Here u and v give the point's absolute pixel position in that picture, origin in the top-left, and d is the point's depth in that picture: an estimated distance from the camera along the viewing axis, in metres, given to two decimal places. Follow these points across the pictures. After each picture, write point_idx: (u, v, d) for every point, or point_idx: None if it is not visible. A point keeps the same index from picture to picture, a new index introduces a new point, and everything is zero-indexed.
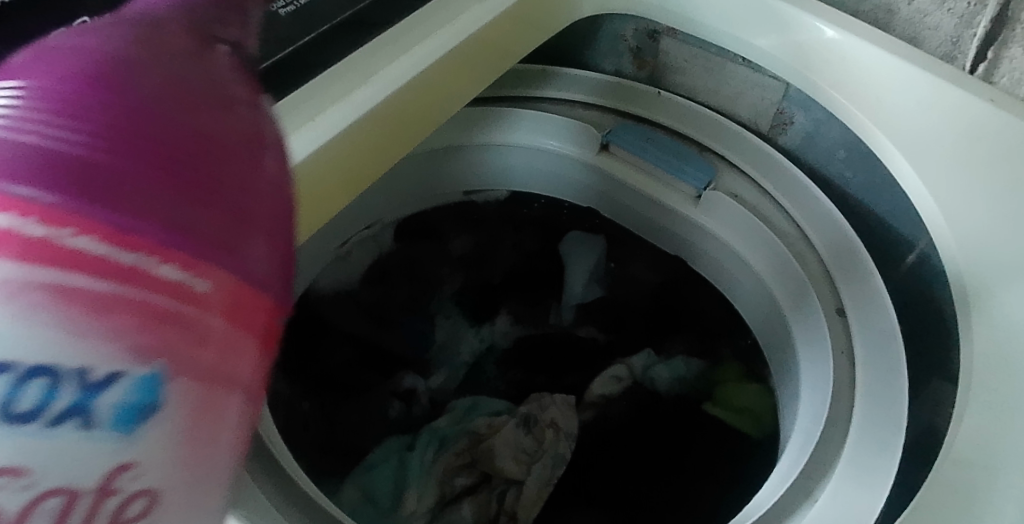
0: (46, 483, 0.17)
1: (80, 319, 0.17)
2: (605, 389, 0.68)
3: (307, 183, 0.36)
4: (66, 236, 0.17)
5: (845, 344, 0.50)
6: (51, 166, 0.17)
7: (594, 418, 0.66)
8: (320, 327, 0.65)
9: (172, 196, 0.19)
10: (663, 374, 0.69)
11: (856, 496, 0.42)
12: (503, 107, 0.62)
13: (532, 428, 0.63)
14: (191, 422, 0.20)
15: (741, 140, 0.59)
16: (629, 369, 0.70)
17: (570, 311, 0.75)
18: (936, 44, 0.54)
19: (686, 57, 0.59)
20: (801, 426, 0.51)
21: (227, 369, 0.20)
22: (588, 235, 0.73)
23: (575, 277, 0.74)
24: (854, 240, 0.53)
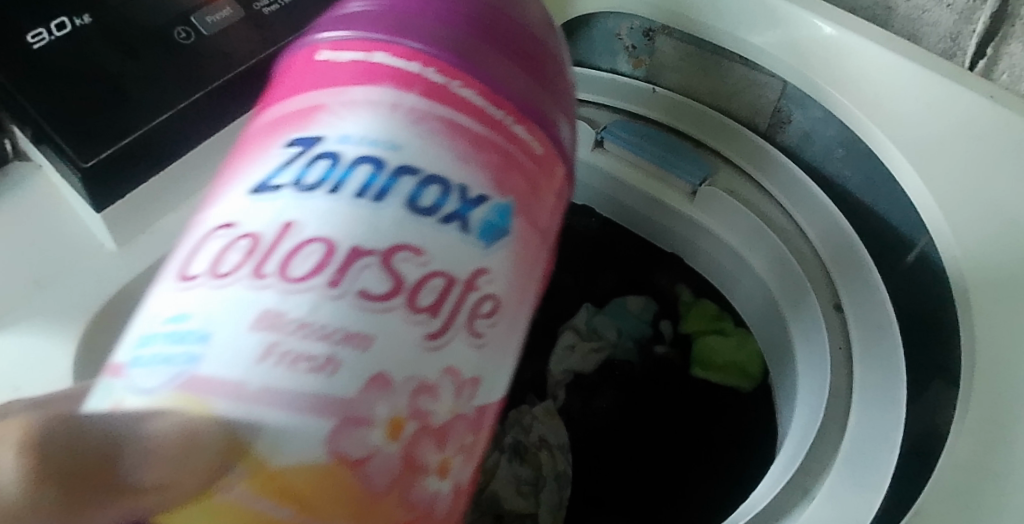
0: (433, 265, 0.25)
1: (459, 126, 0.27)
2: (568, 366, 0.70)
3: None
4: (456, 85, 0.28)
5: (843, 343, 0.49)
6: (444, 36, 0.29)
7: (579, 413, 0.68)
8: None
9: (506, 69, 0.30)
10: (619, 335, 0.71)
11: (856, 493, 0.41)
12: None
13: (525, 456, 0.63)
14: (522, 255, 0.28)
15: (738, 137, 0.57)
16: (577, 333, 0.72)
17: None
18: (935, 41, 0.54)
19: (682, 55, 0.58)
20: (797, 426, 0.51)
21: (543, 207, 0.30)
22: None
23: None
24: (851, 233, 0.52)
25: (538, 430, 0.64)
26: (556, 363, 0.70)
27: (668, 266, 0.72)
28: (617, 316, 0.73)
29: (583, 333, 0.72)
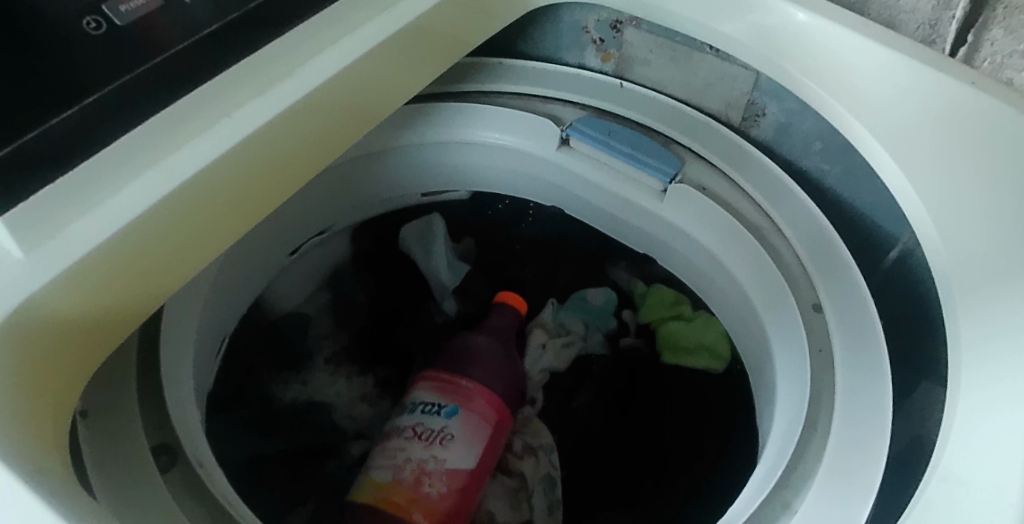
0: None
1: None
2: (543, 366, 0.68)
3: (218, 181, 0.33)
4: None
5: (823, 343, 0.47)
6: None
7: (559, 414, 0.67)
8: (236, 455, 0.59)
9: None
10: (585, 329, 0.71)
11: (836, 509, 0.39)
12: (445, 103, 0.60)
13: (511, 469, 0.63)
14: None
15: (710, 133, 0.57)
16: (546, 330, 0.70)
17: (452, 301, 0.73)
18: (913, 28, 0.51)
19: (652, 46, 0.57)
20: (777, 431, 0.48)
21: None
22: (430, 222, 0.71)
23: (440, 256, 0.73)
24: (829, 230, 0.51)
25: (520, 440, 0.64)
26: (531, 363, 0.68)
27: (619, 253, 0.69)
28: (581, 310, 0.72)
29: (550, 330, 0.71)
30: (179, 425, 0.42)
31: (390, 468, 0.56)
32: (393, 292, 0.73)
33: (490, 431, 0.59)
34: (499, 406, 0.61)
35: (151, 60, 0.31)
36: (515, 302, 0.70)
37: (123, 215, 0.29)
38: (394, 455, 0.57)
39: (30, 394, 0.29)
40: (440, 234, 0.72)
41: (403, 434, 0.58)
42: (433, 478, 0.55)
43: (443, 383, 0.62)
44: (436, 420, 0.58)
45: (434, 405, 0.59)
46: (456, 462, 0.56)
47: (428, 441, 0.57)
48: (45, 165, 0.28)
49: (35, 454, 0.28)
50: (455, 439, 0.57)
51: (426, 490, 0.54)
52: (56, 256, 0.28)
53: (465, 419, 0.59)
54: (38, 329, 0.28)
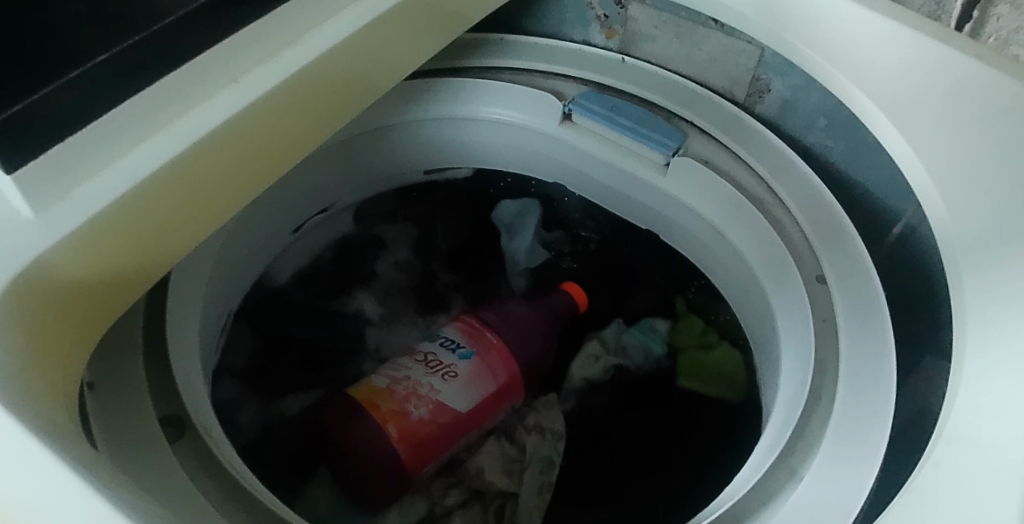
0: None
1: None
2: (585, 369, 0.67)
3: (227, 145, 0.34)
4: None
5: (827, 315, 0.47)
6: None
7: (578, 409, 0.66)
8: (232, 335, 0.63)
9: None
10: (645, 356, 0.68)
11: (840, 478, 0.39)
12: (457, 77, 0.60)
13: (515, 437, 0.62)
14: None
15: (711, 106, 0.57)
16: (602, 344, 0.69)
17: (520, 278, 0.74)
18: (920, 4, 0.51)
19: (657, 22, 0.57)
20: (783, 401, 0.48)
21: None
22: (524, 203, 0.74)
23: (521, 240, 0.74)
24: (832, 202, 0.51)
25: (534, 417, 0.64)
26: (576, 370, 0.68)
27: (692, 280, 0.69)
28: (644, 334, 0.69)
29: (607, 345, 0.69)
30: (185, 394, 0.42)
31: (390, 377, 0.59)
32: (469, 257, 0.76)
33: (496, 384, 0.60)
34: (513, 365, 0.62)
35: (161, 22, 0.30)
36: (577, 293, 0.69)
37: (135, 175, 0.30)
38: (403, 369, 0.59)
39: (38, 353, 0.29)
40: (533, 224, 0.74)
41: (415, 357, 0.61)
42: (421, 401, 0.57)
43: (469, 327, 0.64)
44: (449, 356, 0.61)
45: (452, 343, 0.62)
46: (448, 397, 0.57)
47: (432, 370, 0.59)
48: (53, 124, 0.27)
49: (40, 411, 0.28)
50: (458, 377, 0.59)
51: (408, 409, 0.56)
52: (67, 215, 0.28)
53: (475, 363, 0.60)
54: (48, 286, 0.29)
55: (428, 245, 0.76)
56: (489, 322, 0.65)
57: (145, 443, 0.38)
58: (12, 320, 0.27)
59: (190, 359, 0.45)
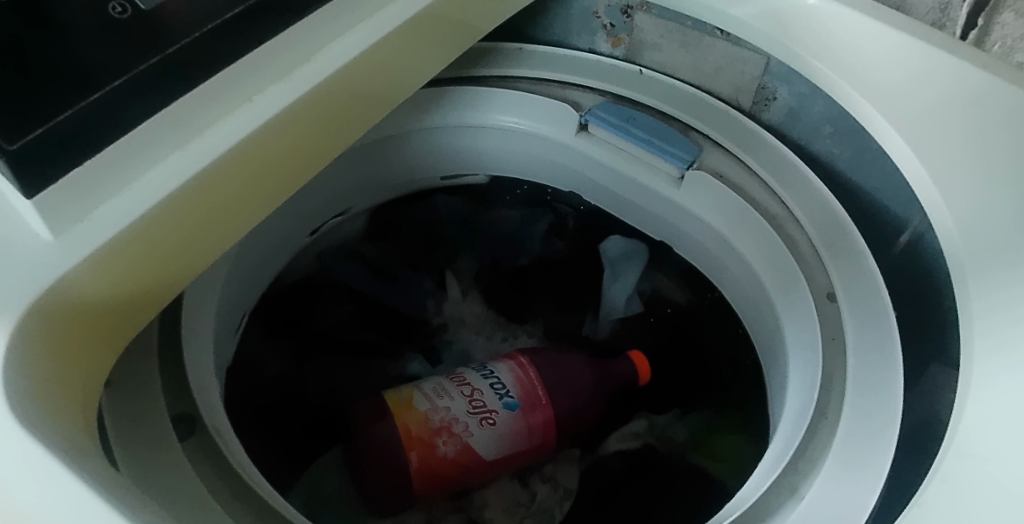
0: None
1: None
2: (620, 441, 0.63)
3: (243, 163, 0.34)
4: None
5: (835, 330, 0.48)
6: None
7: (594, 467, 0.62)
8: (314, 286, 0.67)
9: None
10: (675, 432, 0.62)
11: (847, 489, 0.40)
12: (474, 85, 0.61)
13: (528, 479, 0.63)
14: None
15: (723, 117, 0.58)
16: (649, 424, 0.64)
17: (608, 326, 0.70)
18: (924, 12, 0.51)
19: (662, 31, 0.57)
20: (789, 416, 0.49)
21: None
22: (635, 247, 0.69)
23: (617, 291, 0.70)
24: (843, 216, 0.52)
25: (552, 467, 0.63)
26: (613, 440, 0.63)
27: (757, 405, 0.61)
28: (694, 422, 0.63)
29: (652, 425, 0.64)
30: (201, 405, 0.42)
31: (430, 402, 0.57)
32: (564, 277, 0.73)
33: (529, 436, 0.59)
34: (552, 412, 0.60)
35: (175, 44, 0.30)
36: (640, 362, 0.65)
37: (154, 196, 0.30)
38: (445, 397, 0.58)
39: (60, 379, 0.30)
40: (632, 275, 0.69)
41: (460, 388, 0.58)
42: (451, 439, 0.56)
43: (522, 371, 0.61)
44: (494, 400, 0.58)
45: (502, 388, 0.59)
46: (480, 441, 0.56)
47: (475, 410, 0.57)
48: (73, 146, 0.27)
49: (66, 434, 0.28)
50: (495, 426, 0.57)
51: (435, 444, 0.55)
52: (88, 236, 0.29)
53: (519, 416, 0.58)
54: (70, 307, 0.29)
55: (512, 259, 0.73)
56: (538, 365, 0.62)
57: (161, 457, 0.38)
58: (35, 343, 0.28)
59: (206, 370, 0.46)
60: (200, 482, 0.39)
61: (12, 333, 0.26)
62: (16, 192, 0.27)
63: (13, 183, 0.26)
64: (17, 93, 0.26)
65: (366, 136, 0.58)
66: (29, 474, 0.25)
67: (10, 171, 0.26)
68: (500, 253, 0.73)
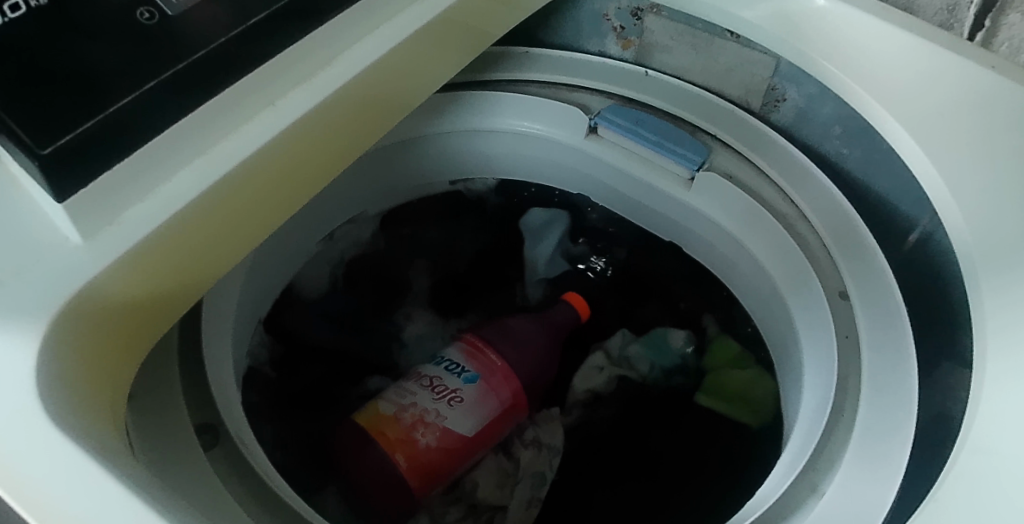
0: None
1: None
2: (586, 383, 0.65)
3: (266, 166, 0.35)
4: None
5: (848, 328, 0.48)
6: None
7: (581, 422, 0.65)
8: (294, 340, 0.63)
9: None
10: (650, 366, 0.66)
11: (864, 488, 0.40)
12: (482, 89, 0.61)
13: (511, 450, 0.61)
14: None
15: (730, 117, 0.58)
16: (607, 355, 0.67)
17: (537, 287, 0.73)
18: (931, 13, 0.52)
19: (672, 34, 0.58)
20: (805, 417, 0.49)
21: None
22: (555, 212, 0.73)
23: (543, 249, 0.72)
24: (854, 217, 0.52)
25: (533, 431, 0.62)
26: (578, 383, 0.66)
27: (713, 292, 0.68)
28: (653, 345, 0.67)
29: (611, 356, 0.67)
30: (222, 408, 0.43)
31: (396, 404, 0.57)
32: (495, 259, 0.74)
33: (500, 402, 0.59)
34: (515, 382, 0.61)
35: (202, 49, 0.30)
36: (577, 304, 0.68)
37: (180, 199, 0.31)
38: (407, 395, 0.57)
39: (89, 382, 0.30)
40: (557, 233, 0.72)
41: (420, 382, 0.59)
42: (428, 429, 0.55)
43: (474, 348, 0.62)
44: (453, 380, 0.59)
45: (456, 366, 0.60)
46: (454, 422, 0.56)
47: (439, 395, 0.57)
48: (105, 151, 0.28)
49: (100, 435, 0.29)
50: (463, 403, 0.57)
51: (416, 438, 0.54)
52: (117, 239, 0.29)
53: (480, 387, 0.59)
54: (99, 310, 0.30)
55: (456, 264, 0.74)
56: (491, 343, 0.63)
57: (185, 458, 0.39)
58: (64, 345, 0.28)
59: (226, 373, 0.46)
60: (228, 495, 0.39)
61: (42, 336, 0.27)
62: (48, 198, 0.28)
63: (46, 189, 0.27)
64: (49, 99, 0.26)
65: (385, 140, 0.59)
66: (58, 480, 0.26)
67: (44, 177, 0.26)
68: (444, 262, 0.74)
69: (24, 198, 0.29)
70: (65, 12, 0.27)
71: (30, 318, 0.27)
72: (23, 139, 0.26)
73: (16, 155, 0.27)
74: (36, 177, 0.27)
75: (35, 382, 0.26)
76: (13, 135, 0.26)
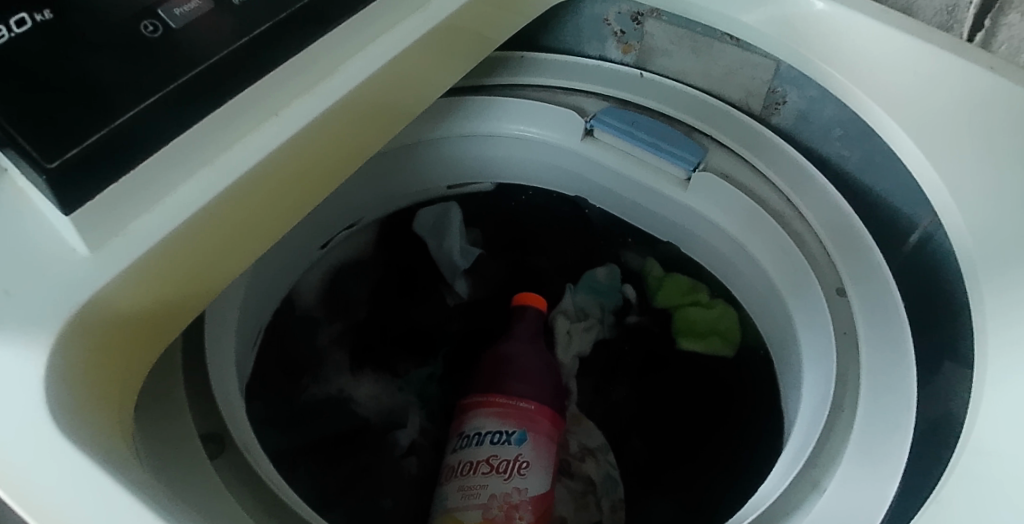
0: None
1: None
2: (568, 350, 0.70)
3: (269, 175, 0.35)
4: None
5: (848, 327, 0.49)
6: None
7: (603, 409, 0.68)
8: (295, 447, 0.61)
9: None
10: (602, 310, 0.73)
11: (866, 485, 0.41)
12: (481, 95, 0.62)
13: (573, 470, 0.64)
14: None
15: (729, 120, 0.59)
16: (567, 317, 0.71)
17: (463, 282, 0.74)
18: (931, 14, 0.52)
19: (672, 37, 0.58)
20: (805, 416, 0.50)
21: None
22: (448, 211, 0.72)
23: (453, 242, 0.73)
24: (849, 214, 0.53)
25: (576, 441, 0.65)
26: (563, 351, 0.70)
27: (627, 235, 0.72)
28: (591, 288, 0.73)
29: (569, 315, 0.72)
30: (226, 415, 0.44)
31: (475, 506, 0.55)
32: (398, 278, 0.73)
33: (553, 444, 0.60)
34: (552, 413, 0.62)
35: (204, 63, 0.30)
36: (533, 301, 0.69)
37: (186, 209, 0.31)
38: (478, 490, 0.56)
39: (94, 391, 0.30)
40: (458, 222, 0.73)
41: (479, 470, 0.57)
42: (520, 509, 0.55)
43: (501, 407, 0.61)
44: (508, 450, 0.57)
45: (501, 435, 0.58)
46: (534, 488, 0.57)
47: (507, 473, 0.56)
48: (111, 165, 0.28)
49: (106, 443, 0.29)
50: (531, 466, 0.57)
51: (517, 523, 0.55)
52: (121, 252, 0.30)
53: (533, 443, 0.59)
54: (106, 320, 0.30)
55: (376, 293, 0.72)
56: (512, 393, 0.62)
57: (191, 463, 0.39)
58: (70, 355, 0.28)
59: (229, 379, 0.47)
60: (232, 498, 0.40)
61: (51, 348, 0.27)
62: (55, 210, 0.28)
63: (53, 201, 0.27)
64: (52, 111, 0.27)
65: (388, 145, 0.59)
66: (61, 487, 0.26)
67: (51, 190, 0.27)
68: (360, 299, 0.71)
69: (26, 210, 0.29)
70: (70, 26, 0.28)
71: (39, 329, 0.27)
72: (28, 150, 0.26)
73: (23, 169, 0.27)
74: (43, 190, 0.27)
75: (43, 392, 0.27)
76: (18, 148, 0.26)
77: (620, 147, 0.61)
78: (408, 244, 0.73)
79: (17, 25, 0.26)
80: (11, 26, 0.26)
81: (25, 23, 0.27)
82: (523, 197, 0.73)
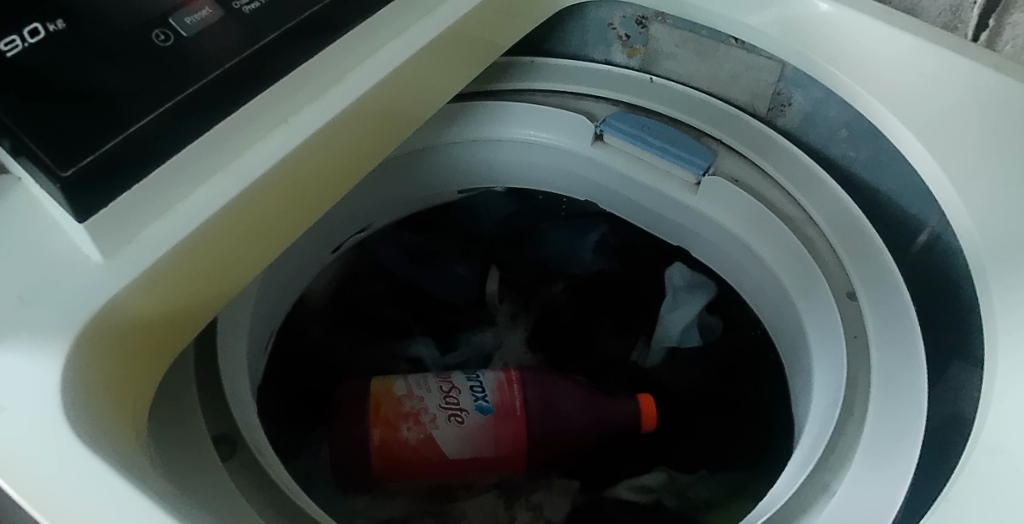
0: None
1: None
2: (630, 488, 0.62)
3: (282, 183, 0.35)
4: None
5: (858, 330, 0.48)
6: None
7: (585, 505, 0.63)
8: (363, 260, 0.70)
9: None
10: (693, 496, 0.61)
11: (877, 486, 0.40)
12: (493, 102, 0.63)
13: (513, 502, 0.65)
14: None
15: (738, 124, 0.59)
16: (669, 480, 0.63)
17: (659, 356, 0.71)
18: (935, 14, 0.52)
19: (677, 41, 0.59)
20: (816, 417, 0.50)
21: None
22: (701, 280, 0.68)
23: (677, 319, 0.68)
24: (860, 219, 0.53)
25: (540, 495, 0.65)
26: (625, 486, 0.63)
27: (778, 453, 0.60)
28: (714, 487, 0.61)
29: (669, 483, 0.63)
30: (239, 421, 0.43)
31: (408, 389, 0.61)
32: (612, 301, 0.74)
33: (493, 451, 0.60)
34: (523, 431, 0.61)
35: (215, 69, 0.31)
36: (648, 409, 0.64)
37: (199, 216, 0.31)
38: (423, 388, 0.61)
39: (109, 397, 0.30)
40: (694, 307, 0.68)
41: (439, 383, 0.61)
42: (415, 426, 0.58)
43: (507, 383, 0.62)
44: (467, 401, 0.60)
45: (480, 391, 0.61)
46: (440, 438, 0.58)
47: (446, 405, 0.59)
48: (124, 173, 0.28)
49: (121, 448, 0.29)
50: (461, 424, 0.59)
51: (399, 429, 0.58)
52: (133, 261, 0.30)
53: (489, 421, 0.60)
54: (121, 328, 0.30)
55: (579, 289, 0.75)
56: (525, 380, 0.63)
57: (202, 465, 0.39)
58: (86, 362, 0.29)
59: (241, 382, 0.47)
60: (245, 500, 0.40)
61: (66, 355, 0.28)
62: (70, 218, 0.28)
63: (68, 210, 0.28)
64: (62, 118, 0.27)
65: (395, 151, 0.60)
66: (72, 492, 0.26)
67: (66, 198, 0.27)
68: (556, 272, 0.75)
69: (44, 221, 0.30)
70: (85, 36, 0.28)
71: (54, 337, 0.27)
72: (43, 158, 0.26)
73: (37, 178, 0.27)
74: (57, 198, 0.27)
75: (60, 398, 0.27)
76: (34, 156, 0.26)
77: (632, 149, 0.61)
78: (639, 285, 0.73)
79: (32, 36, 0.27)
80: (26, 37, 0.27)
81: (39, 34, 0.27)
82: (534, 200, 0.73)
